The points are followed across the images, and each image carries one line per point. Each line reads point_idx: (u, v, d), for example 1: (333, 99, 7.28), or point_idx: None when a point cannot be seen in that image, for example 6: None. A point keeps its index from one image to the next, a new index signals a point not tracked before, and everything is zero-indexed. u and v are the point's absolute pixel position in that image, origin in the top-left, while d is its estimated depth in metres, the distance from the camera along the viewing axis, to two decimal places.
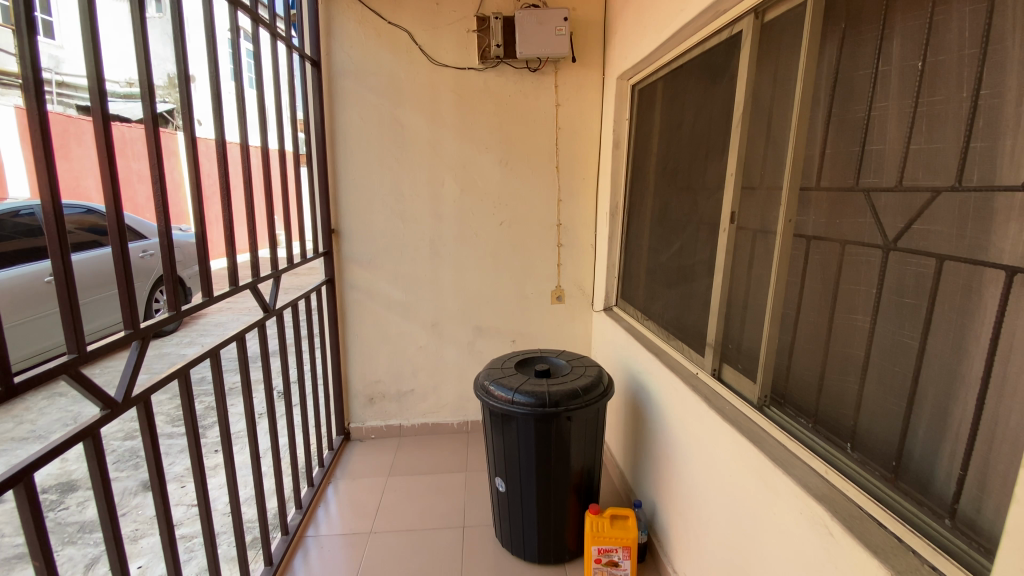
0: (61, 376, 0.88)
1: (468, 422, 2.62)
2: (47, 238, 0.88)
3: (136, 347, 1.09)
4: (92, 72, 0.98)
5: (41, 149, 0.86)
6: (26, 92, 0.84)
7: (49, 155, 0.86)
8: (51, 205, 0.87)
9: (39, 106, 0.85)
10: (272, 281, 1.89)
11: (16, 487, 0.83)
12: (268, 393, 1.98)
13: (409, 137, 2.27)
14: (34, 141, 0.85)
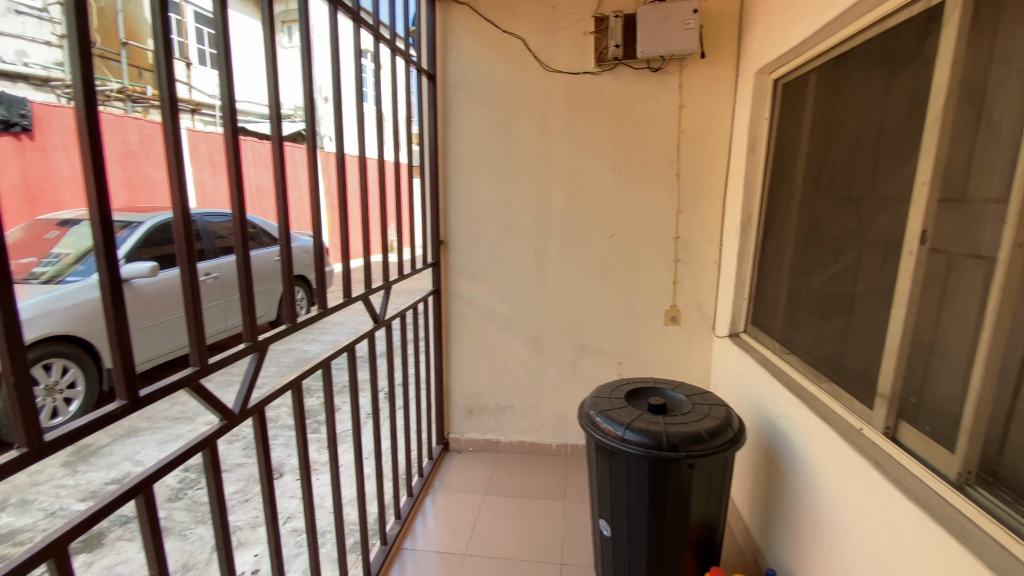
0: (183, 388, 0.91)
1: (567, 445, 2.48)
2: (177, 250, 0.91)
3: (255, 358, 1.12)
4: (224, 90, 1.00)
5: (175, 164, 0.88)
6: (163, 111, 0.86)
7: (181, 171, 0.88)
8: (180, 218, 0.90)
9: (173, 123, 0.87)
10: (382, 292, 1.90)
11: (137, 496, 0.85)
12: (374, 400, 2.00)
13: (519, 146, 2.20)
14: (168, 156, 0.88)
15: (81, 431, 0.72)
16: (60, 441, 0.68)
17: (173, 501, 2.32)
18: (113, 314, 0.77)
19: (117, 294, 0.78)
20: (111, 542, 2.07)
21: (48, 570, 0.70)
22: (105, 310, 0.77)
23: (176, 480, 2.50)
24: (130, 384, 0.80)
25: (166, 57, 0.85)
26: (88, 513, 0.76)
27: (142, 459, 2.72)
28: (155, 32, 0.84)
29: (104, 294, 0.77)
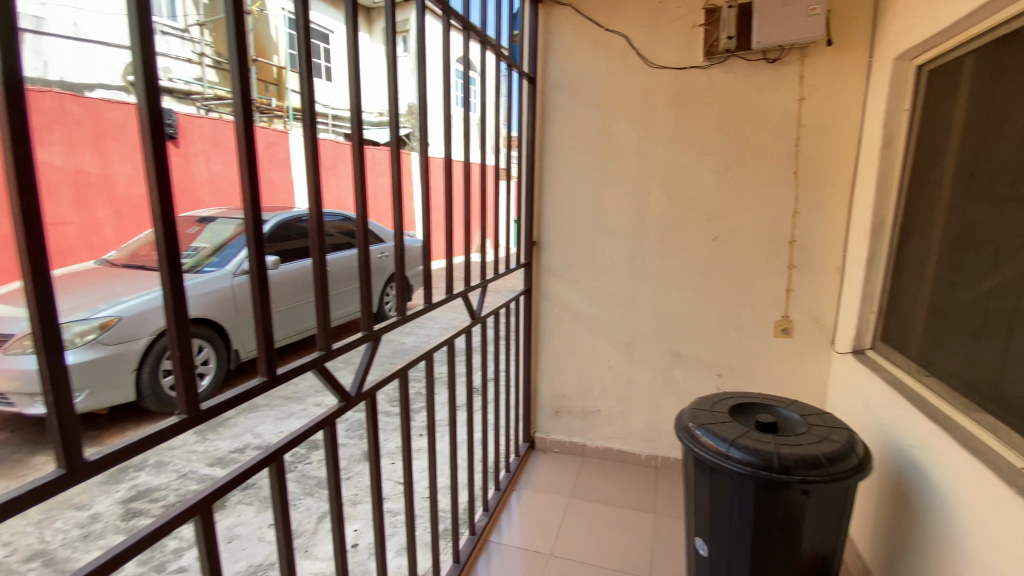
0: (311, 370, 1.00)
1: (658, 457, 2.39)
2: (311, 240, 1.00)
3: (369, 346, 1.20)
4: (354, 104, 1.13)
5: (312, 168, 1.01)
6: (304, 123, 0.98)
7: (316, 174, 1.01)
8: (315, 215, 1.00)
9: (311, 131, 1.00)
10: (480, 289, 1.94)
11: (270, 465, 0.94)
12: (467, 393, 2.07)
13: (618, 145, 2.15)
14: (308, 162, 1.01)
15: (230, 402, 0.82)
16: (212, 410, 0.78)
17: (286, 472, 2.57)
18: (259, 297, 0.87)
19: (263, 282, 0.87)
20: (233, 504, 2.35)
21: (197, 523, 0.80)
22: (254, 292, 0.87)
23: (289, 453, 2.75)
24: (269, 361, 0.90)
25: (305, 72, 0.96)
26: (230, 478, 0.85)
27: (260, 433, 3.02)
28: (300, 51, 0.96)
29: (253, 280, 0.87)
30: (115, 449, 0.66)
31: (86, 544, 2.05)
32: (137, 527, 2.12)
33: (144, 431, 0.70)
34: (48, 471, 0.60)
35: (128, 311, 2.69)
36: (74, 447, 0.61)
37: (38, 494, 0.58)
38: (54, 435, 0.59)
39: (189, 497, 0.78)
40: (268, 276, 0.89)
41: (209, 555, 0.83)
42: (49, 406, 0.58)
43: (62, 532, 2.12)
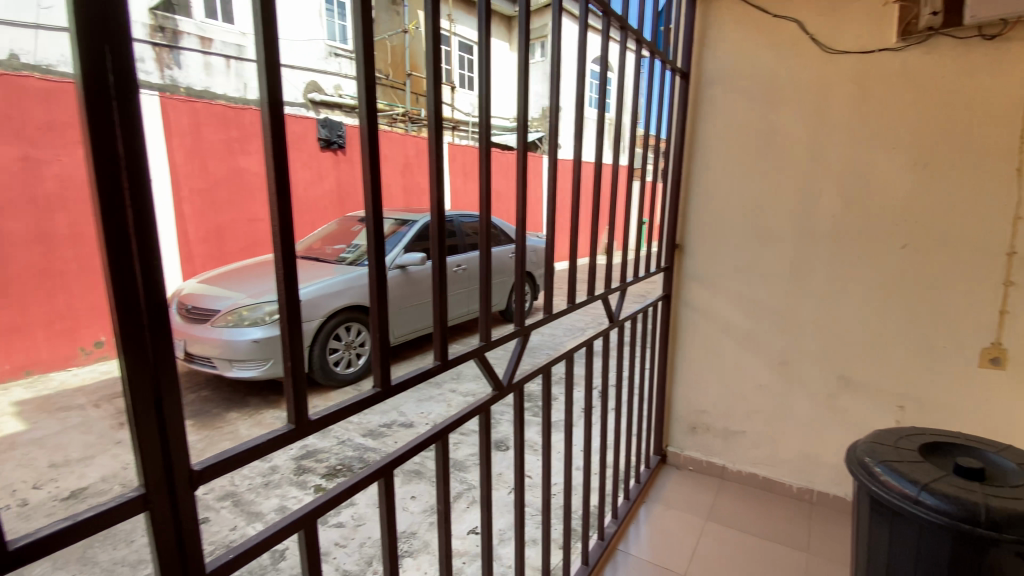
0: (474, 358, 1.11)
1: (812, 491, 2.14)
2: (479, 233, 1.06)
3: (520, 341, 1.29)
4: (522, 114, 1.13)
5: (485, 179, 1.04)
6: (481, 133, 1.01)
7: (489, 184, 1.05)
8: (485, 218, 1.06)
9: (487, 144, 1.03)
10: (619, 293, 1.89)
11: (437, 443, 1.04)
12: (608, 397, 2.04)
13: (782, 143, 1.96)
14: (482, 174, 1.05)
15: (414, 380, 0.93)
16: (402, 384, 0.91)
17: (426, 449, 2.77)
18: (439, 285, 0.95)
19: (442, 275, 0.96)
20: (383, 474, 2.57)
21: (381, 485, 0.92)
22: (434, 280, 0.95)
23: None
24: (442, 346, 0.99)
25: (485, 93, 1.03)
26: (407, 449, 0.95)
27: (404, 411, 3.25)
28: (480, 73, 1.02)
29: (434, 269, 0.95)
30: (330, 411, 0.77)
31: (266, 491, 2.40)
32: (307, 483, 2.45)
33: (349, 400, 0.81)
34: (282, 425, 0.72)
35: (304, 296, 3.12)
36: (302, 406, 0.73)
37: (274, 440, 0.71)
38: (290, 396, 0.71)
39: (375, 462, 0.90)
40: (445, 265, 0.97)
41: (388, 516, 0.93)
42: (288, 370, 0.70)
43: (248, 479, 2.51)
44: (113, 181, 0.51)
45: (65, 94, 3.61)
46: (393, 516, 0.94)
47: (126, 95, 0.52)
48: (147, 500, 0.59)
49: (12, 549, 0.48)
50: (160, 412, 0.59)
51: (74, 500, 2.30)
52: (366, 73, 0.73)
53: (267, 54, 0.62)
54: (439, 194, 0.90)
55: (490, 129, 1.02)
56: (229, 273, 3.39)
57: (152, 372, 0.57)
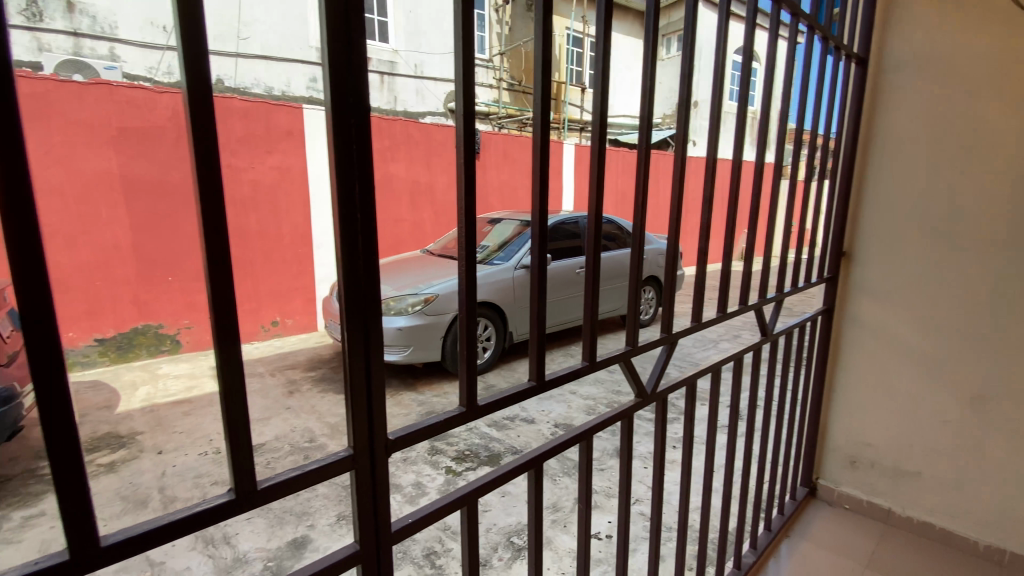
0: (619, 362, 1.09)
1: (1014, 556, 1.76)
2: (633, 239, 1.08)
3: (665, 349, 1.24)
4: (680, 114, 1.09)
5: (642, 188, 0.99)
6: (641, 134, 0.98)
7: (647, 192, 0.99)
8: (640, 226, 1.05)
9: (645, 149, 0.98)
10: (773, 303, 1.72)
11: (582, 444, 1.04)
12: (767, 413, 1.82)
13: (991, 137, 1.64)
14: (638, 181, 1.00)
15: (565, 377, 0.94)
16: (556, 379, 0.92)
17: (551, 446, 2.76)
18: (592, 283, 0.99)
19: (595, 273, 0.98)
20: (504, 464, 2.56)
21: (530, 475, 0.94)
22: (587, 280, 0.99)
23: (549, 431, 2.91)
24: (591, 347, 0.99)
25: (648, 98, 0.96)
26: (555, 444, 0.97)
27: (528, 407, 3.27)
28: (646, 73, 0.96)
29: (587, 269, 0.97)
30: (496, 397, 0.84)
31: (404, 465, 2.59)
32: (439, 462, 2.62)
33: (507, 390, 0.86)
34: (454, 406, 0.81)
35: (441, 291, 3.38)
36: (473, 392, 0.80)
37: (449, 421, 0.78)
38: (463, 379, 0.81)
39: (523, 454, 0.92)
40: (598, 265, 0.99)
41: (535, 506, 0.96)
42: (464, 359, 0.80)
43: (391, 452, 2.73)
44: (350, 185, 0.62)
45: (260, 112, 4.30)
46: (539, 507, 0.97)
47: (361, 114, 0.61)
48: (352, 460, 0.68)
49: (262, 487, 0.59)
50: (369, 406, 0.69)
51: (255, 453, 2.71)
52: (544, 87, 0.79)
53: (465, 73, 0.70)
54: (597, 197, 0.93)
55: (651, 131, 0.99)
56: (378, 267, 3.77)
57: (364, 353, 0.68)
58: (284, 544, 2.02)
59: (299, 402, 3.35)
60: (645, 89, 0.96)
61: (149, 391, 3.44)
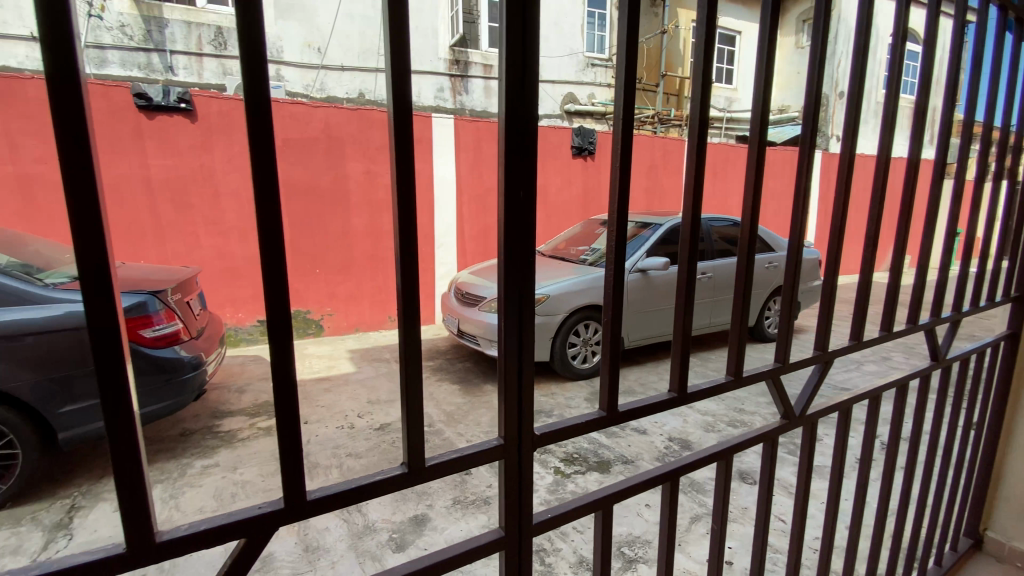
0: (768, 378, 1.09)
1: None
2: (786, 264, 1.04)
3: (819, 368, 1.17)
4: (851, 111, 0.98)
5: (803, 191, 0.95)
6: (805, 135, 0.91)
7: (809, 193, 0.94)
8: (797, 241, 1.00)
9: (810, 150, 0.91)
10: (948, 323, 1.47)
11: (718, 462, 1.03)
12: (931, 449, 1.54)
13: None
14: (797, 182, 0.95)
15: (712, 391, 0.96)
16: (701, 393, 0.93)
17: (666, 457, 2.61)
18: (742, 291, 0.97)
19: (748, 277, 0.96)
20: (614, 472, 2.45)
21: (664, 489, 0.95)
22: (737, 288, 0.97)
23: (662, 444, 2.76)
24: (738, 365, 0.99)
25: (816, 95, 0.89)
26: (694, 459, 0.96)
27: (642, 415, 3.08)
28: (813, 66, 0.88)
29: (739, 277, 0.96)
30: (636, 406, 0.83)
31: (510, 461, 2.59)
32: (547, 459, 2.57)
33: (643, 400, 0.86)
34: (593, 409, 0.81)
35: (553, 291, 3.27)
36: (614, 399, 0.81)
37: (591, 422, 0.78)
38: (605, 383, 0.80)
39: (661, 466, 0.92)
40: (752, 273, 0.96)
41: (668, 517, 0.97)
42: (606, 355, 0.80)
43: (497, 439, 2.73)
44: (516, 188, 0.66)
45: None
46: (672, 518, 0.98)
47: (524, 125, 0.64)
48: (501, 449, 0.72)
49: (429, 464, 0.66)
50: (519, 406, 0.72)
51: (383, 431, 2.96)
52: (702, 91, 0.77)
53: (627, 78, 0.72)
54: (753, 208, 0.92)
55: (818, 131, 0.91)
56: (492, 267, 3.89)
57: (519, 349, 0.71)
58: (407, 519, 2.17)
59: None
60: (811, 85, 0.89)
61: (298, 367, 3.94)
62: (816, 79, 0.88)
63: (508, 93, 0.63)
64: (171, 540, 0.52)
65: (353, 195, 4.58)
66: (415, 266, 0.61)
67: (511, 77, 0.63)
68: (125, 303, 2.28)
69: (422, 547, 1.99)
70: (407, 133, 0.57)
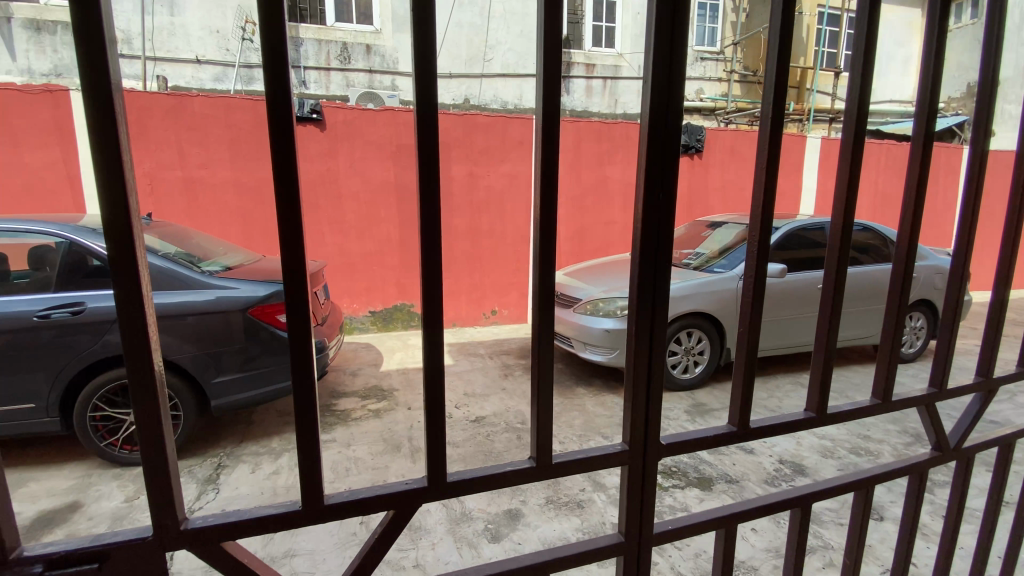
0: (919, 407, 1.02)
1: None
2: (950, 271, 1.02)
3: (981, 400, 1.07)
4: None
5: (975, 192, 0.96)
6: (975, 128, 0.95)
7: (980, 193, 0.96)
8: (964, 251, 1.00)
9: (982, 144, 0.94)
10: None
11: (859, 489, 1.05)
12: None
13: None
14: (968, 184, 0.97)
15: (851, 417, 0.99)
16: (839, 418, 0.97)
17: (775, 482, 2.38)
18: (898, 295, 0.96)
19: (906, 278, 0.94)
20: (717, 491, 2.30)
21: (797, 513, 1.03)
22: (892, 292, 0.97)
23: (771, 466, 2.54)
24: (887, 393, 0.99)
25: (989, 93, 0.93)
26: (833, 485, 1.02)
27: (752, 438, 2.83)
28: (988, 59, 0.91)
29: (895, 281, 0.96)
30: (770, 424, 0.92)
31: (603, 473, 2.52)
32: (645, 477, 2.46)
33: (784, 417, 0.95)
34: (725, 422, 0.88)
35: None
36: (747, 416, 0.87)
37: (722, 437, 0.84)
38: (737, 399, 0.87)
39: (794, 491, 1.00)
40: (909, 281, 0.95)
41: (800, 531, 1.06)
42: (742, 350, 0.86)
43: (588, 443, 2.67)
44: (656, 191, 0.71)
45: (499, 124, 4.77)
46: (804, 536, 1.06)
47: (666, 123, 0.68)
48: (626, 455, 0.80)
49: (555, 462, 0.75)
50: (648, 400, 0.79)
51: (479, 424, 3.06)
52: (863, 80, 0.83)
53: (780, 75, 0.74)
54: (915, 210, 0.90)
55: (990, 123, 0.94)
56: (588, 269, 3.84)
57: (649, 332, 0.76)
58: (501, 512, 2.23)
59: (513, 385, 3.67)
60: (984, 83, 0.93)
61: (402, 356, 4.21)
62: (992, 74, 0.91)
63: (655, 102, 0.67)
64: (335, 504, 0.66)
65: (456, 195, 4.78)
66: (555, 256, 0.68)
67: (659, 86, 0.67)
68: (264, 291, 2.53)
69: (516, 541, 2.02)
70: (552, 137, 0.64)
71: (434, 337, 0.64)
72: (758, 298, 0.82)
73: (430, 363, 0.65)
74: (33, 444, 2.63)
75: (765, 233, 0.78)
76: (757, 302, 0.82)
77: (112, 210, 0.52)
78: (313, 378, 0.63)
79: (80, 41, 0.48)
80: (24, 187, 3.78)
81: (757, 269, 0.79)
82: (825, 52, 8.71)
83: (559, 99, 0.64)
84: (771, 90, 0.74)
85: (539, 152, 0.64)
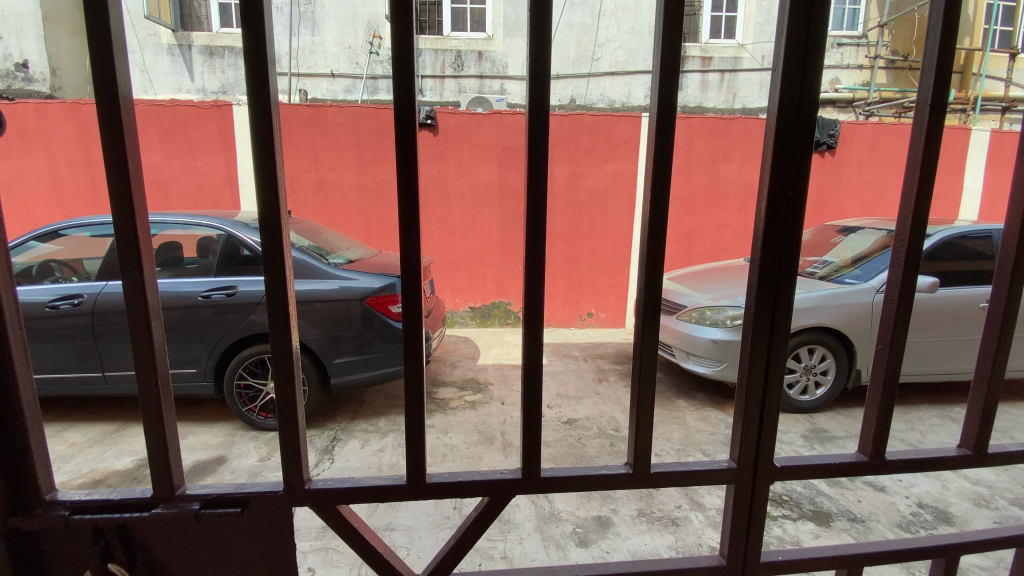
0: None
1: None
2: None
3: None
4: None
5: None
6: None
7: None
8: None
9: None
10: None
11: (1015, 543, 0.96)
12: None
13: None
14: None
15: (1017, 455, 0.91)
16: (1002, 456, 0.91)
17: (908, 530, 2.05)
18: None
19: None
20: (836, 528, 2.05)
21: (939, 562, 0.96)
22: None
23: (907, 509, 2.20)
24: None
25: None
26: (985, 536, 0.94)
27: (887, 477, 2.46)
28: None
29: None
30: (909, 458, 0.86)
31: (703, 493, 2.38)
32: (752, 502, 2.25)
33: (932, 452, 0.89)
34: (854, 451, 0.86)
35: None
36: (881, 447, 0.84)
37: (848, 464, 0.84)
38: (872, 430, 0.84)
39: (942, 538, 0.93)
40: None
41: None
42: (881, 378, 0.83)
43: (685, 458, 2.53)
44: (783, 188, 0.71)
45: (604, 124, 4.69)
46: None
47: (802, 142, 0.69)
48: (733, 473, 0.81)
49: (654, 471, 0.79)
50: (761, 416, 0.80)
51: (570, 425, 3.04)
52: None
53: (939, 88, 0.71)
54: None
55: None
56: (695, 274, 3.62)
57: (766, 357, 0.78)
58: (591, 518, 2.19)
59: (607, 390, 3.59)
60: None
61: (498, 352, 4.32)
62: None
63: (785, 106, 0.69)
64: (436, 482, 0.76)
65: (558, 196, 4.79)
66: (664, 251, 0.74)
67: (790, 89, 0.68)
68: (379, 282, 2.74)
69: (605, 549, 1.98)
70: (667, 140, 0.70)
71: (534, 311, 0.74)
72: (903, 314, 0.79)
73: (529, 336, 0.75)
74: (193, 403, 3.12)
75: (914, 242, 0.76)
76: (902, 318, 0.79)
77: (268, 207, 0.66)
78: (423, 351, 0.73)
79: (249, 67, 0.63)
80: (194, 187, 4.48)
81: (903, 281, 0.77)
82: (999, 31, 7.41)
83: (678, 107, 0.70)
84: (931, 92, 0.71)
85: (651, 154, 0.71)
